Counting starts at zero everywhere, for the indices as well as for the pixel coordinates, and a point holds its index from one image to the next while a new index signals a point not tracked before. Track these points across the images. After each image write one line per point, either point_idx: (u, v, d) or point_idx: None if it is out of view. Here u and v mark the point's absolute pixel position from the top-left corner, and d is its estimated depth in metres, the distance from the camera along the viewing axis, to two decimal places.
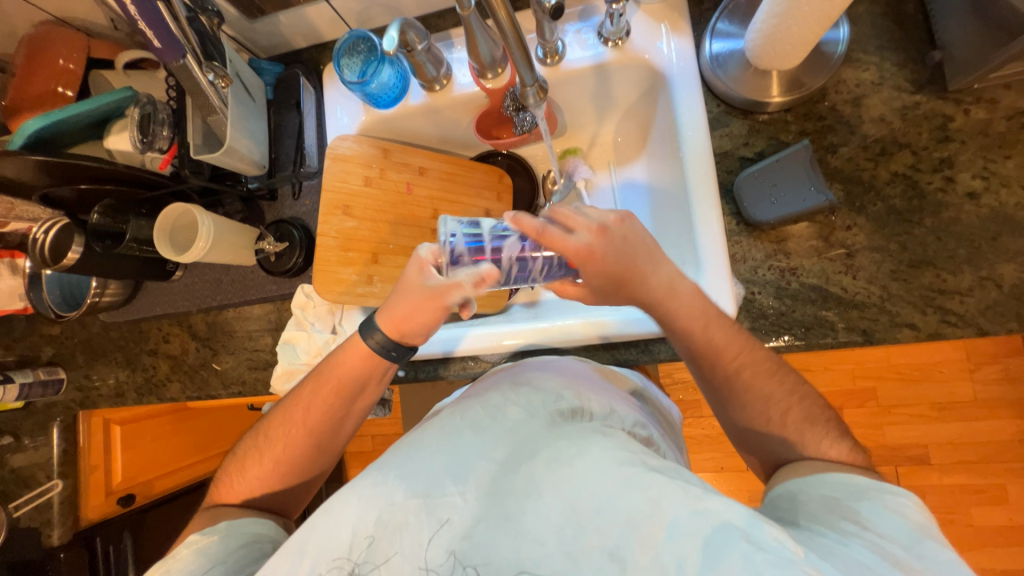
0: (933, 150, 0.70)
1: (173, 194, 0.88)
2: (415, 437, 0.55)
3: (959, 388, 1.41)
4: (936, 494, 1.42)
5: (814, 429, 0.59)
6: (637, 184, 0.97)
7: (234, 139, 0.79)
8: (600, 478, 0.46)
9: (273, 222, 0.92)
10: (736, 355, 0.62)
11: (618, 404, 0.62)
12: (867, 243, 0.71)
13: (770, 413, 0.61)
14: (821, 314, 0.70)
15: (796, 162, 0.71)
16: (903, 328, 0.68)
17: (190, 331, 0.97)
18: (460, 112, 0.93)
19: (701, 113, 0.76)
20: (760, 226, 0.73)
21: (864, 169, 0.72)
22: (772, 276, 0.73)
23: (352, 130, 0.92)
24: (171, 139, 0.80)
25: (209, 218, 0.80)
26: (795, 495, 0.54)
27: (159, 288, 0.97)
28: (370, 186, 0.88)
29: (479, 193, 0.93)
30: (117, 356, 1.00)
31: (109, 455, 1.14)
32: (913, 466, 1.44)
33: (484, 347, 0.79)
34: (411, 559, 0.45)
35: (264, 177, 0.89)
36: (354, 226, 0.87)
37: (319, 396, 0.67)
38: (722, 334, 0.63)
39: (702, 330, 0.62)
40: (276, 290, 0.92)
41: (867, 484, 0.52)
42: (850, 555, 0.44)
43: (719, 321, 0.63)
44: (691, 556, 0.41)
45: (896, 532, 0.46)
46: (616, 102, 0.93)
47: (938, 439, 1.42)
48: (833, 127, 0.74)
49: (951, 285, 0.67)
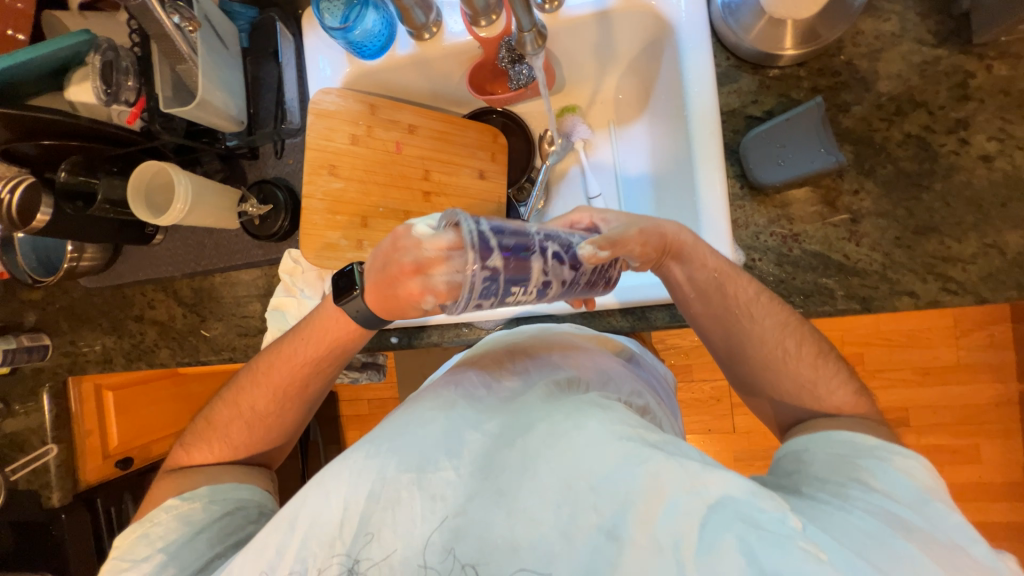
0: (950, 110, 0.67)
1: (146, 151, 0.83)
2: (409, 409, 0.55)
3: (943, 353, 1.44)
4: (912, 453, 1.49)
5: (825, 367, 0.61)
6: (638, 144, 0.93)
7: (206, 91, 0.73)
8: (596, 453, 0.45)
9: (256, 182, 0.87)
10: (749, 284, 0.63)
11: (615, 374, 0.62)
12: (873, 209, 0.68)
13: (785, 346, 0.61)
14: (822, 282, 0.69)
15: (809, 121, 0.67)
16: (903, 296, 0.67)
17: (176, 297, 0.94)
18: (452, 65, 0.87)
19: (710, 68, 0.72)
20: (765, 190, 0.71)
21: (877, 130, 0.69)
22: (774, 242, 0.71)
23: (336, 84, 0.86)
24: (138, 91, 0.75)
25: (187, 178, 0.76)
26: (800, 455, 0.55)
27: (140, 252, 0.93)
28: (357, 144, 0.83)
29: (472, 152, 0.89)
30: (102, 322, 0.98)
31: (103, 420, 1.14)
32: (893, 427, 1.49)
33: (478, 313, 0.77)
34: (401, 533, 0.45)
35: (244, 134, 0.84)
36: (341, 187, 0.82)
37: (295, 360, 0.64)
38: (732, 293, 0.63)
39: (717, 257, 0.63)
40: (262, 255, 0.89)
41: (874, 444, 0.53)
42: (849, 520, 0.45)
43: (726, 271, 0.63)
44: (687, 533, 0.41)
45: (902, 490, 0.48)
46: (619, 55, 0.88)
47: (919, 402, 1.47)
48: (848, 84, 0.70)
49: (955, 252, 0.66)
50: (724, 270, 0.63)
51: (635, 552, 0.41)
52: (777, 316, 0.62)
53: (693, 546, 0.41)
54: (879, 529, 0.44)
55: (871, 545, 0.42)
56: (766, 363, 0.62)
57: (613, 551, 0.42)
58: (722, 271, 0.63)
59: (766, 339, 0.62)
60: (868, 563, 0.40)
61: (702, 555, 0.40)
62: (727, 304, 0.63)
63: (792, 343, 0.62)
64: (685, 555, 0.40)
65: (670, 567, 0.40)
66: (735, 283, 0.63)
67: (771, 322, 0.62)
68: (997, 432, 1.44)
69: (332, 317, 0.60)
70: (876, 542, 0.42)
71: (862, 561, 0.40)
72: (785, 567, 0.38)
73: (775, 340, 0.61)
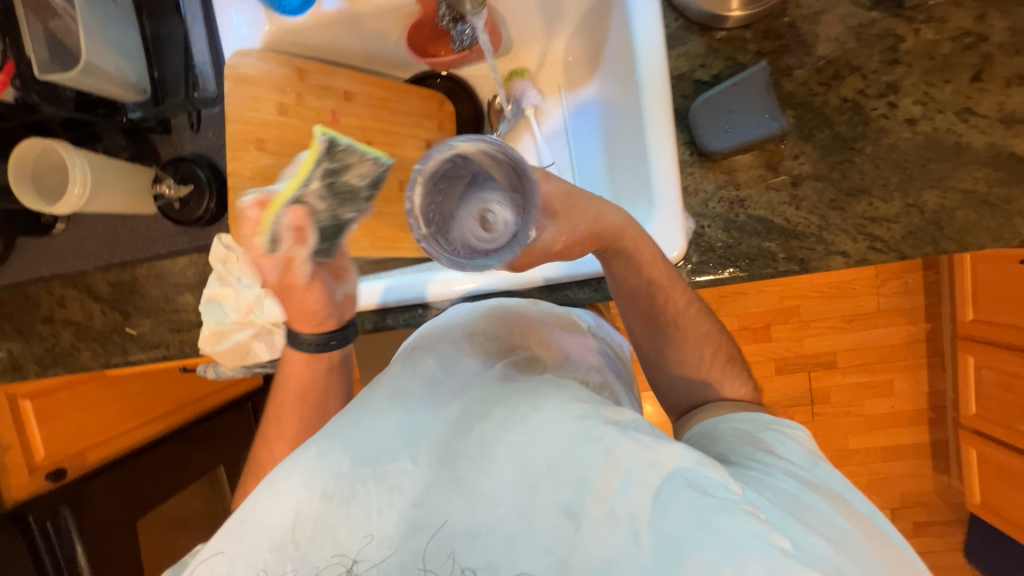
0: (882, 73, 0.69)
1: (28, 126, 0.71)
2: (362, 400, 0.54)
3: (866, 301, 1.58)
4: (839, 392, 1.65)
5: (735, 368, 0.69)
6: (590, 110, 0.91)
7: (92, 52, 0.62)
8: (554, 433, 0.46)
9: (171, 160, 0.77)
10: (682, 292, 0.68)
11: (575, 352, 0.63)
12: (812, 172, 0.71)
13: (704, 352, 0.69)
14: (765, 246, 0.72)
15: (751, 87, 0.68)
16: (836, 256, 0.71)
17: (91, 293, 0.84)
18: (387, 23, 0.79)
19: (659, 28, 0.69)
20: (713, 156, 0.71)
21: (816, 94, 0.70)
22: (721, 209, 0.73)
23: (255, 44, 0.76)
24: (2, 53, 0.62)
25: (81, 158, 0.67)
26: (711, 432, 0.60)
27: (39, 244, 0.81)
28: (286, 114, 0.75)
29: (417, 121, 0.84)
30: (3, 326, 0.86)
31: (23, 432, 1.05)
32: (823, 370, 1.64)
33: (435, 294, 0.75)
34: (357, 533, 0.43)
35: (149, 104, 0.74)
36: (272, 163, 0.74)
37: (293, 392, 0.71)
38: (677, 291, 0.67)
39: (663, 265, 0.65)
40: (188, 243, 0.80)
41: (771, 419, 0.59)
42: (775, 484, 0.49)
43: (665, 279, 0.66)
44: (641, 505, 0.43)
45: (800, 456, 0.54)
46: (565, 13, 0.85)
47: (845, 346, 1.62)
48: (791, 47, 0.71)
49: (881, 213, 0.70)
50: (660, 279, 0.66)
51: (593, 526, 0.42)
52: (700, 323, 0.69)
53: (648, 515, 0.42)
54: (796, 495, 0.47)
55: (795, 505, 0.46)
56: (683, 364, 0.69)
57: (572, 527, 0.42)
58: (656, 282, 0.65)
59: (688, 341, 0.69)
60: (800, 521, 0.44)
61: (656, 522, 0.42)
62: (660, 315, 0.68)
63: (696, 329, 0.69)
64: (640, 525, 0.42)
65: (627, 540, 0.42)
66: (667, 292, 0.67)
67: (694, 330, 0.69)
68: (908, 367, 1.63)
69: (296, 353, 0.70)
70: (800, 501, 0.46)
71: (792, 518, 0.44)
72: (728, 527, 0.41)
73: (696, 344, 0.69)
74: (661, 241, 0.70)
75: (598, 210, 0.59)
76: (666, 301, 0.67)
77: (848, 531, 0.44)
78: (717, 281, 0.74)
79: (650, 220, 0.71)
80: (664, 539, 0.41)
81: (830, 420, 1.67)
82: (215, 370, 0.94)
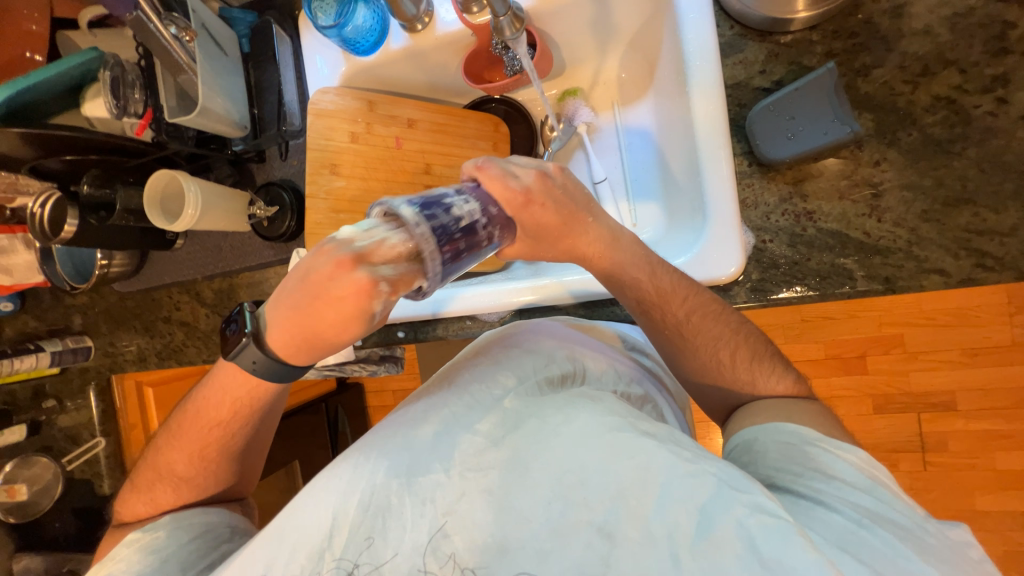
0: (986, 66, 0.60)
1: (160, 160, 0.86)
2: (398, 409, 0.56)
3: (995, 332, 1.33)
4: (960, 440, 1.39)
5: (762, 368, 0.61)
6: (644, 124, 0.90)
7: (207, 98, 0.73)
8: (588, 447, 0.46)
9: (263, 184, 0.90)
10: (683, 301, 0.62)
11: (611, 362, 0.61)
12: (898, 179, 0.63)
13: (721, 357, 0.61)
14: (840, 262, 0.64)
15: (819, 89, 0.63)
16: (932, 275, 0.62)
17: (199, 298, 0.99)
18: (447, 55, 0.86)
19: (713, 37, 0.67)
20: (775, 166, 0.66)
21: (900, 94, 0.63)
22: (786, 222, 0.67)
23: (334, 82, 0.86)
24: (145, 103, 0.76)
25: (195, 184, 0.78)
26: (751, 446, 0.54)
27: (165, 258, 0.97)
28: (357, 142, 0.84)
29: (474, 143, 0.89)
30: (135, 324, 1.04)
31: (145, 414, 1.23)
32: (937, 413, 1.39)
33: (481, 305, 0.77)
34: (398, 543, 0.45)
35: (249, 138, 0.85)
36: (344, 185, 0.83)
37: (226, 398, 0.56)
38: (676, 300, 0.61)
39: (648, 280, 0.62)
40: (274, 256, 0.91)
41: (819, 433, 0.52)
42: (827, 519, 0.45)
43: (654, 294, 0.62)
44: (680, 524, 0.42)
45: (854, 478, 0.48)
46: (619, 32, 0.85)
47: (967, 385, 1.37)
48: (867, 45, 0.64)
49: (992, 224, 0.60)
50: (649, 297, 0.62)
51: (628, 547, 0.42)
52: (712, 327, 0.61)
53: (688, 536, 0.42)
54: (853, 532, 0.43)
55: (852, 540, 0.43)
56: (705, 375, 0.62)
57: (604, 547, 0.43)
58: (644, 301, 0.62)
59: (700, 351, 0.62)
60: (858, 562, 0.41)
61: (697, 545, 0.41)
62: (657, 327, 0.63)
63: (738, 355, 0.61)
64: (679, 547, 0.41)
65: (664, 562, 0.41)
66: (663, 307, 0.62)
67: (704, 337, 0.61)
68: None
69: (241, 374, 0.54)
70: (858, 538, 0.43)
71: (845, 553, 0.41)
72: (784, 554, 0.39)
73: (710, 352, 0.61)
74: (715, 257, 0.66)
75: (572, 243, 0.60)
76: (664, 315, 0.62)
77: (915, 571, 0.41)
78: (782, 300, 0.67)
79: (704, 234, 0.68)
80: (708, 565, 0.40)
81: (949, 474, 1.40)
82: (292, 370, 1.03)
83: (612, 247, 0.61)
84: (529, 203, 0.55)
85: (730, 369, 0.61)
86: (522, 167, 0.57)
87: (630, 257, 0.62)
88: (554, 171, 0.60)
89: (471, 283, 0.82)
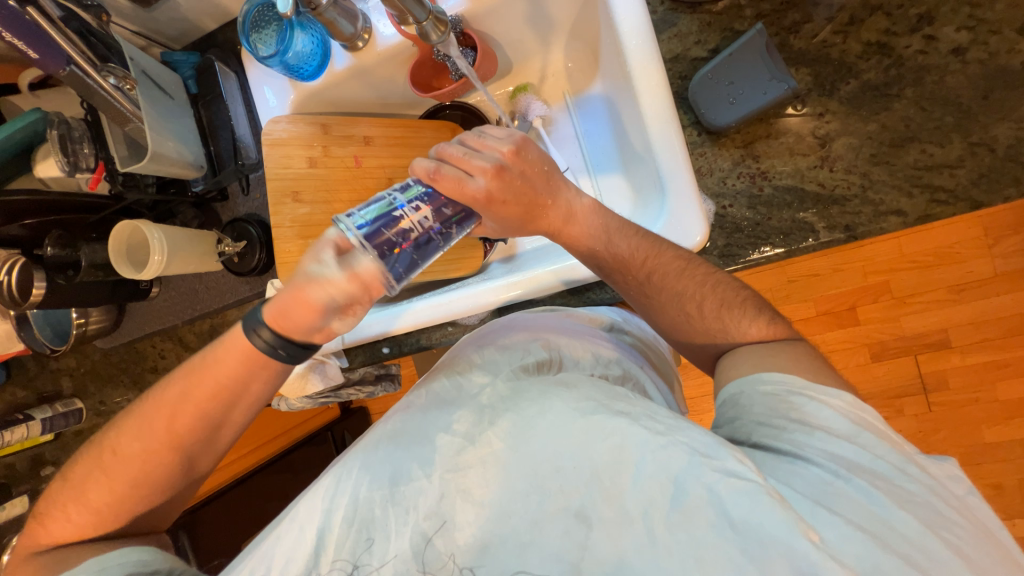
0: (910, 6, 0.62)
1: (121, 212, 0.86)
2: (380, 422, 0.56)
3: (976, 266, 1.35)
4: (960, 376, 1.40)
5: (733, 313, 0.61)
6: (597, 109, 0.91)
7: (158, 144, 0.73)
8: (563, 434, 0.47)
9: (229, 222, 0.90)
10: (647, 259, 0.63)
11: (589, 346, 0.61)
12: (843, 129, 0.64)
13: (689, 311, 0.62)
14: (800, 216, 0.65)
15: (752, 53, 0.65)
16: (890, 216, 0.63)
17: (182, 343, 0.99)
18: (392, 68, 0.86)
19: (643, 14, 0.68)
20: (723, 132, 0.67)
21: (833, 46, 0.64)
22: (742, 184, 0.68)
23: (285, 111, 0.86)
24: (96, 156, 0.76)
25: (159, 230, 0.78)
26: (737, 399, 0.54)
27: (141, 308, 0.97)
28: (315, 166, 0.84)
29: (433, 152, 0.90)
30: (123, 378, 1.04)
31: None
32: (933, 352, 1.41)
33: (460, 310, 0.76)
34: (388, 553, 0.46)
35: (209, 176, 0.85)
36: (308, 211, 0.83)
37: (182, 409, 0.57)
38: (647, 251, 0.63)
39: (610, 243, 0.64)
40: (250, 290, 0.91)
41: (804, 381, 0.52)
42: (807, 471, 0.45)
43: (628, 249, 0.63)
44: (655, 499, 0.43)
45: (838, 424, 0.48)
46: (558, 24, 0.86)
47: (959, 321, 1.38)
48: (794, 3, 0.65)
49: (939, 158, 0.61)
50: (617, 258, 0.64)
51: (606, 526, 0.44)
52: (683, 277, 0.62)
53: (664, 509, 0.43)
54: (830, 480, 0.44)
55: (827, 490, 0.43)
56: (680, 325, 0.63)
57: (583, 530, 0.44)
58: (609, 264, 0.64)
59: (667, 305, 0.63)
60: (833, 511, 0.41)
61: (672, 516, 0.42)
62: (624, 288, 0.65)
63: (716, 302, 0.61)
64: (655, 520, 0.42)
65: (641, 537, 0.42)
66: (628, 268, 0.63)
67: (668, 292, 0.62)
68: None
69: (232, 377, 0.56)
70: (833, 486, 0.44)
71: (820, 507, 0.42)
72: (756, 514, 0.40)
73: (676, 307, 0.62)
74: (679, 230, 0.66)
75: (537, 219, 0.65)
76: (637, 269, 0.63)
77: (891, 517, 0.42)
78: (752, 262, 0.68)
79: (664, 210, 0.68)
80: (683, 535, 0.41)
81: (952, 411, 1.41)
82: (287, 403, 1.01)
83: (570, 220, 0.65)
84: (490, 201, 0.59)
85: (701, 319, 0.62)
86: (479, 162, 0.59)
87: (593, 243, 0.64)
88: (509, 156, 0.62)
89: (449, 289, 0.81)
